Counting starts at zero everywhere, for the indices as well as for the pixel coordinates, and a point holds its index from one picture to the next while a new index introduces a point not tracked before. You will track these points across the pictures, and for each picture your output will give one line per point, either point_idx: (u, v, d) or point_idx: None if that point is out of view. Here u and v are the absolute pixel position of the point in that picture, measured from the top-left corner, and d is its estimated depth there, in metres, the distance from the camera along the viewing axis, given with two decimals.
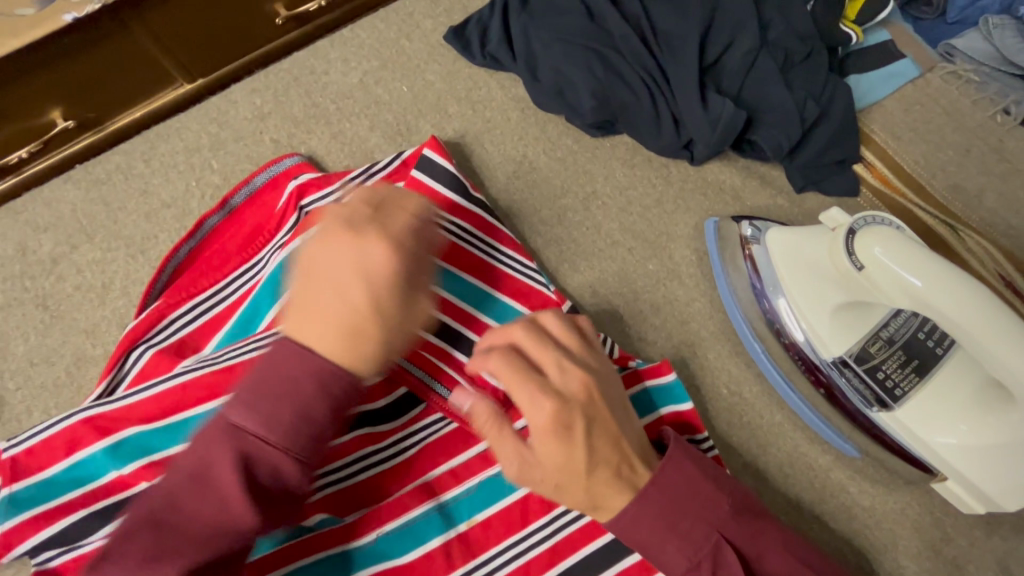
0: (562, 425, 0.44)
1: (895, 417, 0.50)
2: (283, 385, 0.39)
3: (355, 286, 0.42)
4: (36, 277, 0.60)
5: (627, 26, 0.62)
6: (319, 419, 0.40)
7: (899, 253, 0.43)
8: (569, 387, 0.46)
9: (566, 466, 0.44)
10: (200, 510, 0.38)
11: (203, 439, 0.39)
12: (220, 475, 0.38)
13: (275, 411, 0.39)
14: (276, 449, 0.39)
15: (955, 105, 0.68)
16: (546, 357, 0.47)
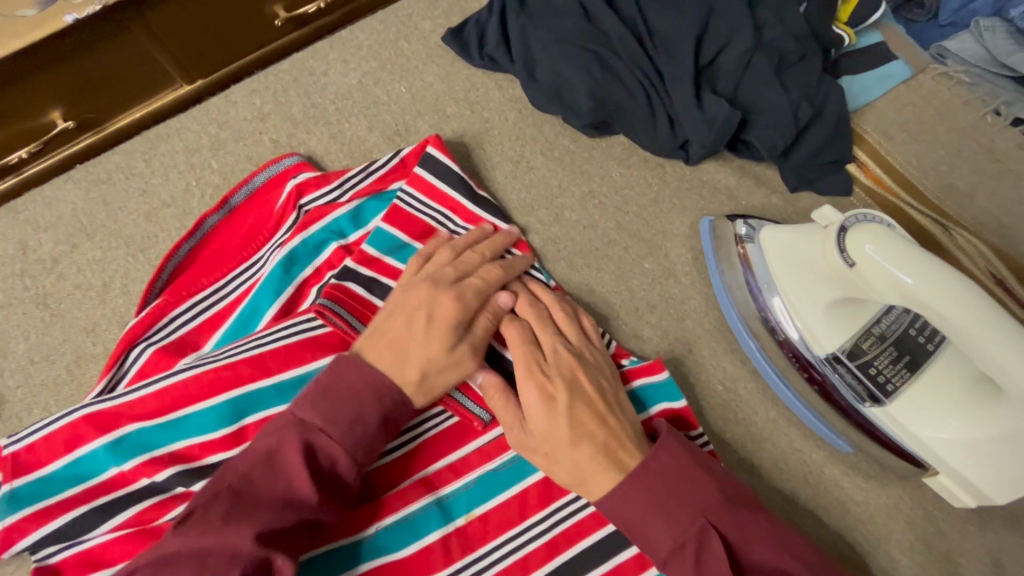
0: (555, 396, 0.49)
1: (888, 412, 0.50)
2: (346, 387, 0.47)
3: (422, 319, 0.51)
4: (36, 275, 0.61)
5: (623, 28, 0.62)
6: (372, 421, 0.47)
7: (890, 250, 0.44)
8: (561, 365, 0.51)
9: (552, 434, 0.48)
10: (270, 489, 0.43)
11: (272, 431, 0.45)
12: (288, 461, 0.43)
13: (339, 407, 0.46)
14: (336, 441, 0.45)
15: (947, 106, 0.69)
16: (546, 338, 0.53)
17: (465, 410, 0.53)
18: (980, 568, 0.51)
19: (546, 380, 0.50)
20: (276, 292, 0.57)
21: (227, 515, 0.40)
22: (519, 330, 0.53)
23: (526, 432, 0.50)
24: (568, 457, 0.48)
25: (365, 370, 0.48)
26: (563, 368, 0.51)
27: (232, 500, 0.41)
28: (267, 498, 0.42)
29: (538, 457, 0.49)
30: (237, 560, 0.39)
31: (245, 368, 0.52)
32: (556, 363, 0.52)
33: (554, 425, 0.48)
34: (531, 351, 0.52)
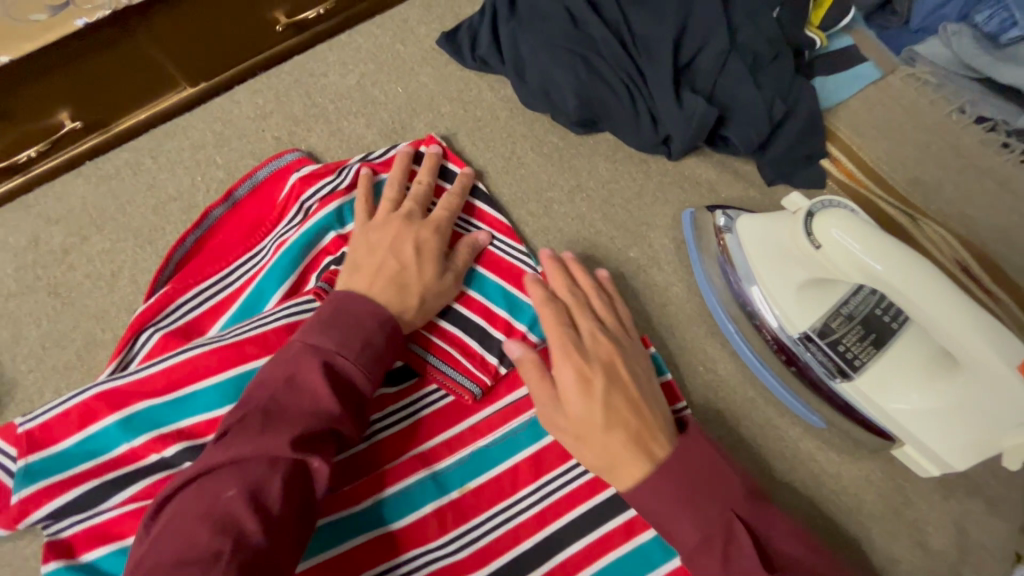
0: (591, 380, 0.52)
1: (855, 386, 0.54)
2: (350, 317, 0.51)
3: (406, 248, 0.57)
4: (48, 265, 0.63)
5: (607, 30, 0.66)
6: (377, 344, 0.51)
7: (851, 231, 0.47)
8: (597, 352, 0.54)
9: (586, 415, 0.51)
10: (296, 405, 0.45)
11: (286, 358, 0.47)
12: (309, 379, 0.46)
13: (347, 333, 0.49)
14: (349, 361, 0.48)
15: (915, 104, 0.73)
16: (583, 325, 0.56)
17: (457, 384, 0.57)
18: (945, 534, 0.54)
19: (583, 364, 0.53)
20: (280, 278, 0.59)
21: (263, 426, 0.43)
22: (557, 316, 0.56)
23: (559, 411, 0.52)
24: (600, 442, 0.50)
25: (363, 303, 0.52)
26: (600, 356, 0.54)
27: (262, 416, 0.44)
28: (297, 411, 0.45)
29: (569, 439, 0.52)
30: (278, 464, 0.42)
31: (249, 347, 0.55)
32: (592, 350, 0.54)
33: (589, 409, 0.51)
34: (568, 336, 0.55)
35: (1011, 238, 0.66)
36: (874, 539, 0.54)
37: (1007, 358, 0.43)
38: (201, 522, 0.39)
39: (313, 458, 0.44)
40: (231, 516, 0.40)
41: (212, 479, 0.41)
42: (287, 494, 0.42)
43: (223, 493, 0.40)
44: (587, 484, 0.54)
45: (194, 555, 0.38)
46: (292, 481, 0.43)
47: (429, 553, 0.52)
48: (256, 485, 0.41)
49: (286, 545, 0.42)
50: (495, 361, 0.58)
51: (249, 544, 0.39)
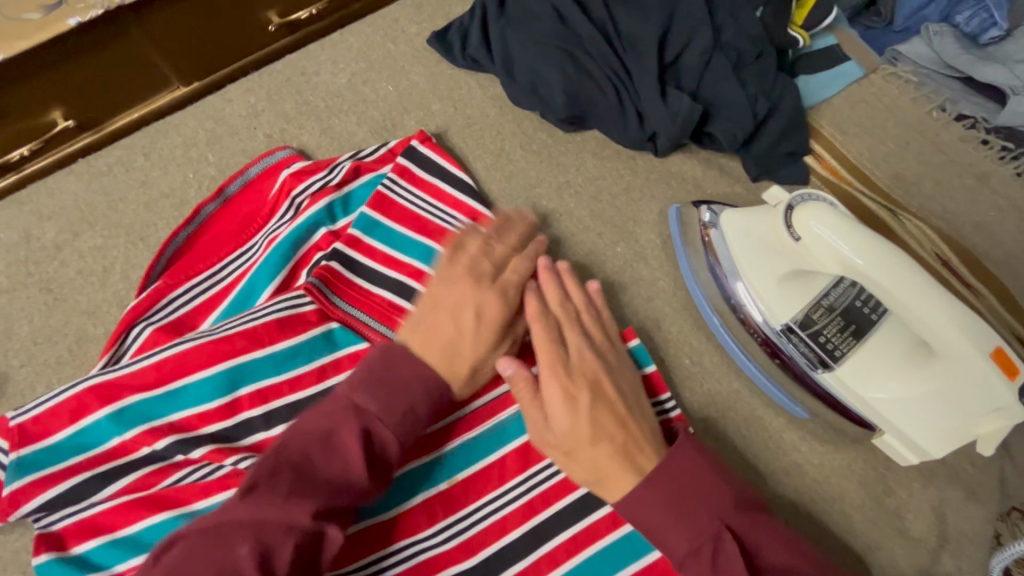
0: (577, 396, 0.52)
1: (836, 376, 0.54)
2: (401, 377, 0.49)
3: (467, 317, 0.54)
4: (40, 262, 0.64)
5: (594, 29, 0.67)
6: (420, 414, 0.50)
7: (828, 222, 0.48)
8: (584, 367, 0.54)
9: (572, 432, 0.51)
10: (328, 469, 0.45)
11: (328, 416, 0.47)
12: (345, 443, 0.46)
13: (394, 397, 0.49)
14: (389, 430, 0.48)
15: (897, 103, 0.74)
16: (574, 341, 0.56)
17: None
18: (925, 521, 0.55)
19: (569, 381, 0.53)
20: (271, 274, 0.60)
21: (290, 488, 0.43)
22: (547, 331, 0.56)
23: (547, 427, 0.53)
24: (587, 456, 0.50)
25: (422, 369, 0.51)
26: (586, 372, 0.53)
27: (292, 476, 0.44)
28: (326, 476, 0.45)
29: (559, 454, 0.52)
30: (294, 530, 0.42)
31: (240, 342, 0.56)
32: (580, 367, 0.54)
33: (576, 424, 0.51)
34: (557, 353, 0.54)
35: (989, 233, 0.67)
36: (856, 527, 0.55)
37: (980, 345, 0.44)
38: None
39: (330, 528, 0.44)
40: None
41: (228, 532, 0.41)
42: (295, 562, 0.42)
43: (236, 549, 0.41)
44: None
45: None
46: (303, 548, 0.43)
47: (415, 544, 0.53)
48: (269, 546, 0.41)
49: None
50: None
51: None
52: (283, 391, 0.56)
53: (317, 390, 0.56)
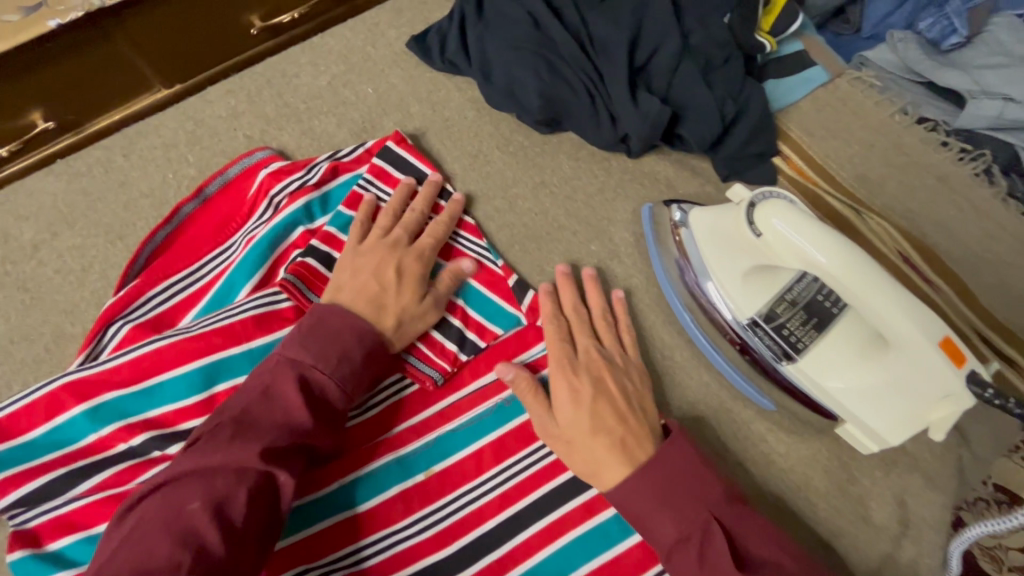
0: (581, 391, 0.55)
1: (800, 369, 0.56)
2: (330, 328, 0.53)
3: (388, 274, 0.58)
4: (17, 261, 0.64)
5: (567, 34, 0.69)
6: (355, 360, 0.53)
7: (789, 218, 0.50)
8: (591, 364, 0.58)
9: (575, 424, 0.54)
10: (269, 418, 0.48)
11: (265, 370, 0.51)
12: (283, 392, 0.49)
13: (326, 346, 0.52)
14: (325, 376, 0.51)
15: (862, 106, 0.77)
16: (581, 342, 0.59)
17: (421, 373, 0.59)
18: (886, 508, 0.57)
19: (573, 375, 0.56)
20: (249, 272, 0.61)
21: (233, 436, 0.46)
22: (557, 329, 0.60)
23: (551, 420, 0.55)
24: (586, 448, 0.53)
25: (351, 321, 0.54)
26: (590, 368, 0.57)
27: (235, 426, 0.47)
28: (268, 426, 0.48)
29: (559, 445, 0.55)
30: (244, 476, 0.45)
31: (217, 338, 0.56)
32: (585, 364, 0.58)
33: (577, 416, 0.54)
34: (563, 349, 0.58)
35: (949, 230, 0.70)
36: (820, 514, 0.57)
37: (929, 334, 0.46)
38: (163, 532, 0.42)
39: (279, 473, 0.47)
40: (192, 527, 0.42)
41: (178, 489, 0.44)
42: (249, 506, 0.45)
43: (186, 505, 0.43)
44: (550, 466, 0.57)
45: (152, 564, 0.40)
46: (256, 494, 0.45)
47: (392, 534, 0.54)
48: (220, 496, 0.44)
49: (245, 556, 0.44)
50: (455, 347, 0.61)
51: (206, 555, 0.42)
52: None
53: None
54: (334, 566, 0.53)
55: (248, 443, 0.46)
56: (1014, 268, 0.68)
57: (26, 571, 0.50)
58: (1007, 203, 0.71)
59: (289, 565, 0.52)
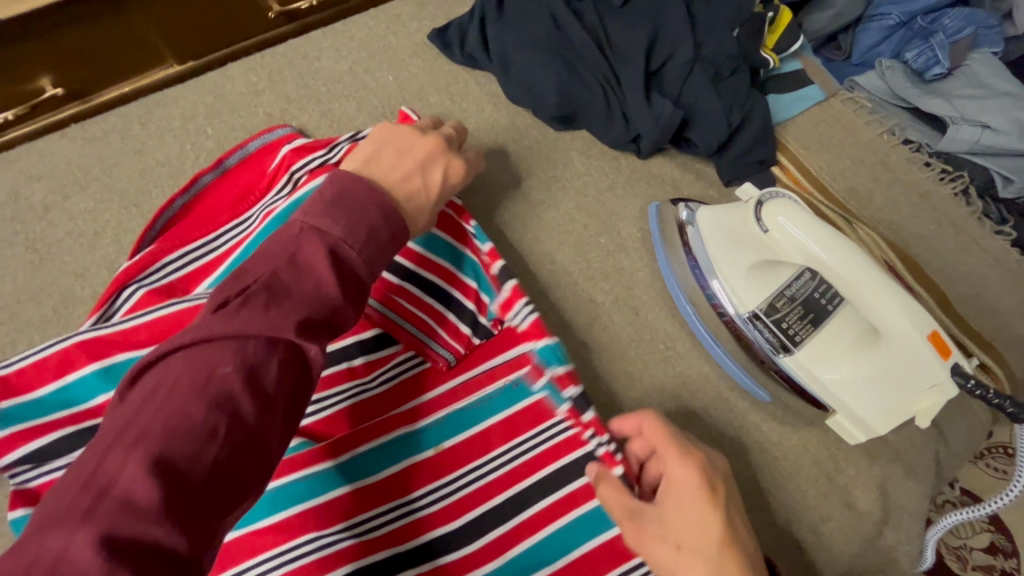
0: (715, 488, 0.50)
1: (796, 360, 0.59)
2: (357, 199, 0.46)
3: (433, 171, 0.58)
4: (26, 221, 0.64)
5: (586, 35, 0.71)
6: (387, 236, 0.46)
7: (794, 217, 0.54)
8: (713, 461, 0.53)
9: (701, 531, 0.48)
10: (299, 286, 0.40)
11: (290, 236, 0.43)
12: (314, 261, 0.42)
13: (356, 217, 0.45)
14: (356, 248, 0.44)
15: (854, 124, 0.82)
16: (690, 437, 0.55)
17: (434, 353, 0.62)
18: (870, 496, 0.61)
19: (708, 468, 0.51)
20: None
21: (268, 302, 0.39)
22: (662, 423, 0.54)
23: (663, 524, 0.49)
24: (710, 560, 0.47)
25: (381, 201, 0.47)
26: (719, 468, 0.52)
27: (264, 292, 0.39)
28: (300, 296, 0.40)
29: (665, 544, 0.48)
30: (278, 347, 0.38)
31: None
32: (712, 462, 0.53)
33: (704, 519, 0.48)
34: (684, 444, 0.53)
35: (929, 244, 0.75)
36: (808, 500, 0.60)
37: (918, 327, 0.50)
38: (192, 395, 0.34)
39: (312, 346, 0.39)
40: (228, 393, 0.35)
41: (205, 352, 0.36)
42: (286, 377, 0.38)
43: (217, 369, 0.35)
44: (555, 449, 0.59)
45: (186, 428, 0.33)
46: (292, 366, 0.38)
47: (406, 502, 0.57)
48: (253, 364, 0.36)
49: (283, 429, 0.38)
50: (468, 331, 0.63)
51: (245, 424, 0.35)
52: None
53: None
54: (355, 529, 0.55)
55: (281, 310, 0.38)
56: (985, 281, 0.74)
57: None
58: (981, 222, 0.77)
59: (304, 529, 0.54)
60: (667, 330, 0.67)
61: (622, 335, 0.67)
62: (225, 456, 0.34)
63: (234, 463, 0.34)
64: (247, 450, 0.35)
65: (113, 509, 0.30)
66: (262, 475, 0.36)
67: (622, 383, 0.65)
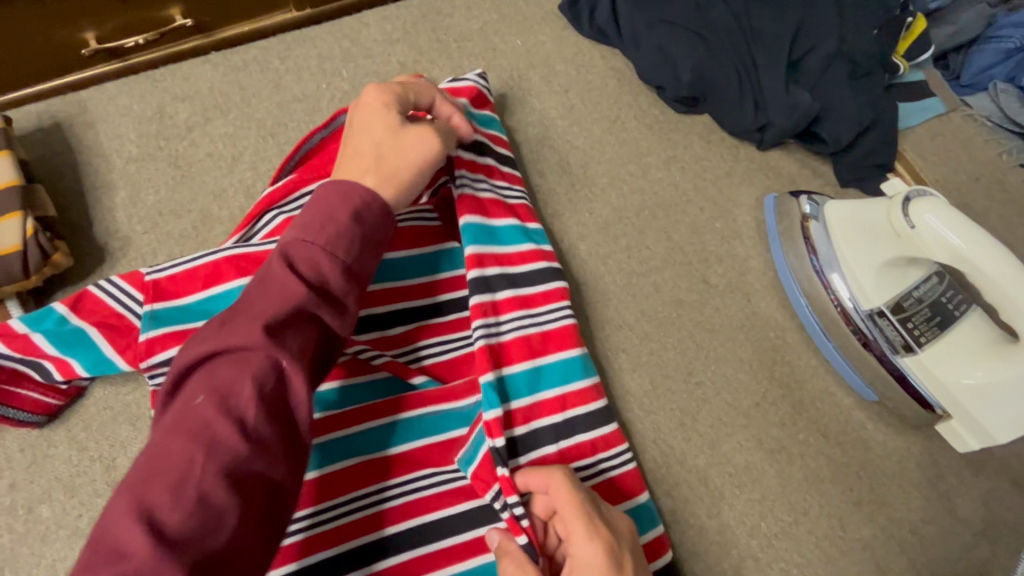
0: (621, 564, 0.46)
1: (917, 360, 0.60)
2: (310, 201, 0.47)
3: (356, 124, 0.54)
4: (171, 138, 0.65)
5: (728, 21, 0.73)
6: (344, 226, 0.45)
7: (946, 217, 0.54)
8: (618, 526, 0.49)
9: None
10: (257, 299, 0.41)
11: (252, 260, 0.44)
12: (269, 272, 0.43)
13: (307, 217, 0.45)
14: (313, 248, 0.44)
15: (971, 141, 0.81)
16: (594, 499, 0.50)
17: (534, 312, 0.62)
18: (972, 505, 0.61)
19: (614, 543, 0.47)
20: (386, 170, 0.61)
21: (226, 322, 0.40)
22: (573, 486, 0.49)
23: None
24: None
25: (333, 186, 0.47)
26: (625, 535, 0.48)
27: (227, 314, 0.41)
28: (265, 304, 0.41)
29: None
30: (245, 363, 0.38)
31: None
32: (618, 526, 0.49)
33: None
34: (591, 517, 0.47)
35: None
36: (911, 501, 0.60)
37: None
38: (170, 433, 0.36)
39: (284, 355, 0.39)
40: (201, 422, 0.36)
41: (183, 392, 0.38)
42: (258, 395, 0.38)
43: (193, 402, 0.37)
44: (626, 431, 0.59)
45: (165, 466, 0.35)
46: (263, 379, 0.38)
47: (377, 493, 0.54)
48: (224, 387, 0.38)
49: (268, 452, 0.37)
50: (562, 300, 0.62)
51: (223, 453, 0.36)
52: (403, 295, 0.62)
53: (432, 301, 0.63)
54: (319, 516, 0.52)
55: (244, 319, 0.40)
56: None
57: None
58: None
59: (425, 462, 0.57)
60: (780, 319, 0.67)
61: (733, 319, 0.66)
62: (210, 487, 0.35)
63: (217, 493, 0.35)
64: (234, 481, 0.36)
65: (104, 555, 0.32)
66: (260, 507, 0.37)
67: (731, 365, 0.64)
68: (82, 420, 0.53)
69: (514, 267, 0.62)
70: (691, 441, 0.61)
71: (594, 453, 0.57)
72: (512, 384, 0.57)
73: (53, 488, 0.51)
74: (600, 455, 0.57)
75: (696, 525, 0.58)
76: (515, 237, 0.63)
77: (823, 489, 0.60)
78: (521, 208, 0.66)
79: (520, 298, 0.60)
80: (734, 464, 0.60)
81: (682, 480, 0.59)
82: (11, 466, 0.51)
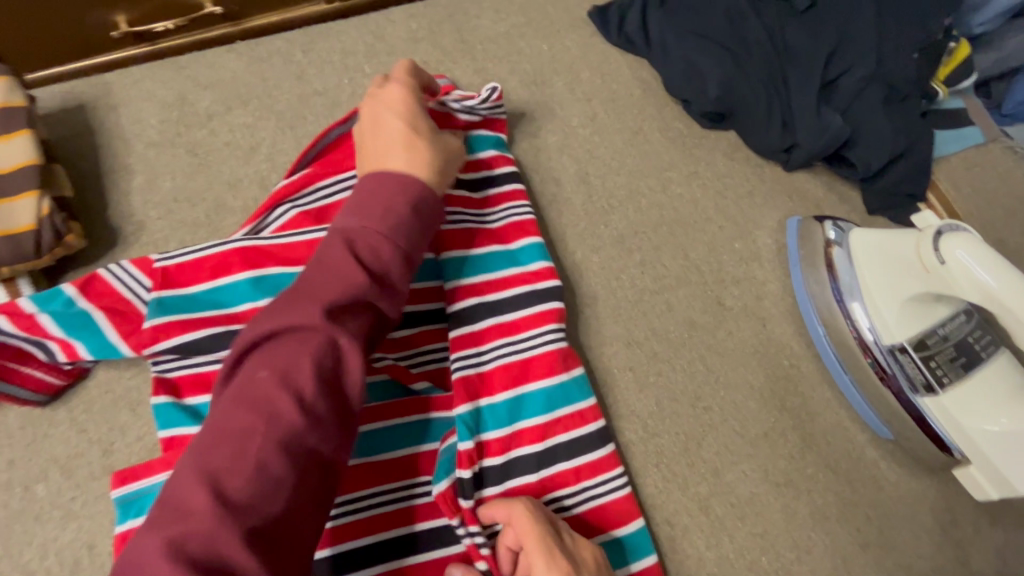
0: None
1: (937, 402, 0.58)
2: (369, 185, 0.48)
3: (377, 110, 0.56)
4: (190, 126, 0.66)
5: (760, 37, 0.71)
6: (399, 211, 0.47)
7: (979, 255, 0.52)
8: (582, 556, 0.49)
9: None
10: (317, 278, 0.42)
11: None
12: (329, 251, 0.44)
13: (367, 202, 0.47)
14: (372, 232, 0.45)
15: (1009, 173, 0.78)
16: (558, 529, 0.50)
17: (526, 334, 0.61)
18: (986, 556, 0.58)
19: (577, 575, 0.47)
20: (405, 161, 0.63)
21: (289, 299, 0.41)
22: (535, 518, 0.49)
23: None
24: None
25: (390, 173, 0.49)
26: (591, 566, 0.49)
27: (288, 291, 0.42)
28: (324, 285, 0.42)
29: None
30: (306, 340, 0.39)
31: None
32: (581, 556, 0.49)
33: None
34: (551, 549, 0.47)
35: None
36: (921, 547, 0.58)
37: None
38: (235, 403, 0.37)
39: (341, 334, 0.40)
40: (262, 395, 0.37)
41: (248, 364, 0.39)
42: (317, 372, 0.39)
43: (256, 375, 0.38)
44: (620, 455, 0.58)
45: (229, 434, 0.36)
46: (321, 356, 0.39)
47: (406, 490, 0.55)
48: (285, 362, 0.38)
49: (322, 426, 0.38)
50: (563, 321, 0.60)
51: (281, 425, 0.37)
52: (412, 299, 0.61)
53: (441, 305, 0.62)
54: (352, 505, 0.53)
55: (305, 299, 0.40)
56: None
57: (167, 416, 0.51)
58: None
59: (418, 470, 0.56)
60: (795, 346, 0.65)
61: (746, 343, 0.64)
62: (269, 457, 0.36)
63: (276, 463, 0.36)
64: (292, 453, 0.37)
65: (173, 511, 0.34)
66: (316, 479, 0.38)
67: (741, 391, 0.62)
68: (83, 402, 0.53)
69: (501, 292, 0.61)
70: (694, 467, 0.59)
71: (577, 481, 0.56)
72: (490, 414, 0.56)
73: (50, 469, 0.51)
74: (583, 484, 0.56)
75: (693, 555, 0.56)
76: (505, 258, 0.62)
77: (828, 528, 0.58)
78: (510, 226, 0.64)
79: (502, 325, 0.59)
80: (737, 494, 0.59)
81: (682, 507, 0.58)
82: (11, 443, 0.51)
